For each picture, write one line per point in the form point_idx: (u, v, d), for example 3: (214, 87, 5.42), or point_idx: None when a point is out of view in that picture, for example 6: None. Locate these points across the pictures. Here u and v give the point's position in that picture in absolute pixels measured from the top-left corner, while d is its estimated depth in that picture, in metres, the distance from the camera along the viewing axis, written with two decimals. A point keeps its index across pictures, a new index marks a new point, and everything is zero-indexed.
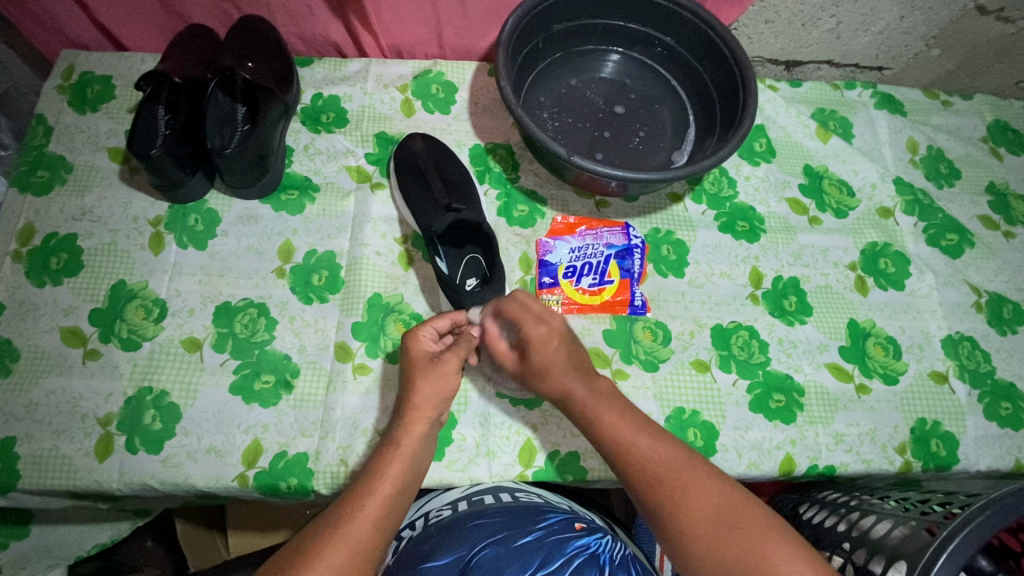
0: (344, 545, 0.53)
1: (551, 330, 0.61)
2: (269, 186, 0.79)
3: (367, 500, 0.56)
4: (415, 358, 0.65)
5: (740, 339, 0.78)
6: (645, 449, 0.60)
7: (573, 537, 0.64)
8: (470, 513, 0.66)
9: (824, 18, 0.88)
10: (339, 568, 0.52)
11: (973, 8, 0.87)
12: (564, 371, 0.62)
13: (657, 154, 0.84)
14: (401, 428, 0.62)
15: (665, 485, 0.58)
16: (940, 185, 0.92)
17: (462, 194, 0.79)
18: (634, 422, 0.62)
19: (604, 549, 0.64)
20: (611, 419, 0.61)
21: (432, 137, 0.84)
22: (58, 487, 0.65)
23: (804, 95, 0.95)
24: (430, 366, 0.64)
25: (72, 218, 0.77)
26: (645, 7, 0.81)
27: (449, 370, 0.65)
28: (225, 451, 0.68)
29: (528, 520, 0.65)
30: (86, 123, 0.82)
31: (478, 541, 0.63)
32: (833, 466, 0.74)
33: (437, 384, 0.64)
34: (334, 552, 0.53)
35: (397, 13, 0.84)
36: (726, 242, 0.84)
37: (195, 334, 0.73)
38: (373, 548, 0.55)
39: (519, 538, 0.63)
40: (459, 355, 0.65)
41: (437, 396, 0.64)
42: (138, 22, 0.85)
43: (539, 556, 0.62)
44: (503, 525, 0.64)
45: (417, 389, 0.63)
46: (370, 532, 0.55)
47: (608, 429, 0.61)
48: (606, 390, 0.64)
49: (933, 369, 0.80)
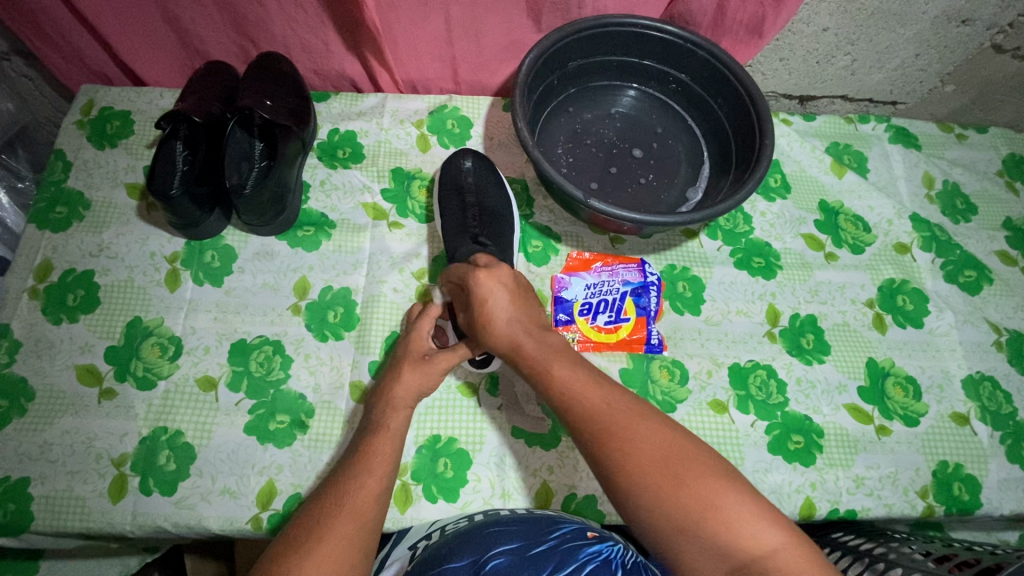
0: (351, 519, 0.54)
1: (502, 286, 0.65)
2: (286, 223, 0.79)
3: (366, 478, 0.57)
4: (411, 349, 0.67)
5: (758, 378, 0.78)
6: (594, 402, 0.57)
7: (585, 544, 0.59)
8: (486, 522, 0.63)
9: (839, 56, 0.88)
10: (348, 536, 0.53)
11: (989, 46, 0.88)
12: (512, 308, 0.64)
13: (670, 191, 0.84)
14: (384, 413, 0.62)
15: (616, 436, 0.55)
16: (957, 220, 0.92)
17: (494, 229, 0.77)
18: (582, 375, 0.60)
19: (616, 555, 0.59)
20: (564, 371, 0.60)
21: (483, 156, 0.83)
22: (72, 529, 0.65)
23: (818, 129, 0.95)
24: (421, 362, 0.66)
25: (90, 254, 0.77)
26: (660, 45, 0.81)
27: (435, 369, 0.65)
28: (239, 492, 0.67)
29: (542, 531, 0.61)
30: (105, 158, 0.83)
31: (493, 545, 0.59)
32: (854, 510, 0.72)
33: (422, 379, 0.65)
34: (343, 526, 0.53)
35: (413, 50, 0.85)
36: (742, 278, 0.84)
37: (210, 372, 0.73)
38: (376, 520, 0.56)
39: (533, 547, 0.59)
40: (443, 361, 0.65)
41: (419, 391, 0.65)
42: (158, 59, 0.87)
43: (551, 564, 0.57)
44: (520, 534, 0.60)
45: (397, 387, 0.64)
46: (372, 502, 0.56)
47: (556, 377, 0.60)
48: (556, 346, 0.63)
49: (954, 411, 0.79)
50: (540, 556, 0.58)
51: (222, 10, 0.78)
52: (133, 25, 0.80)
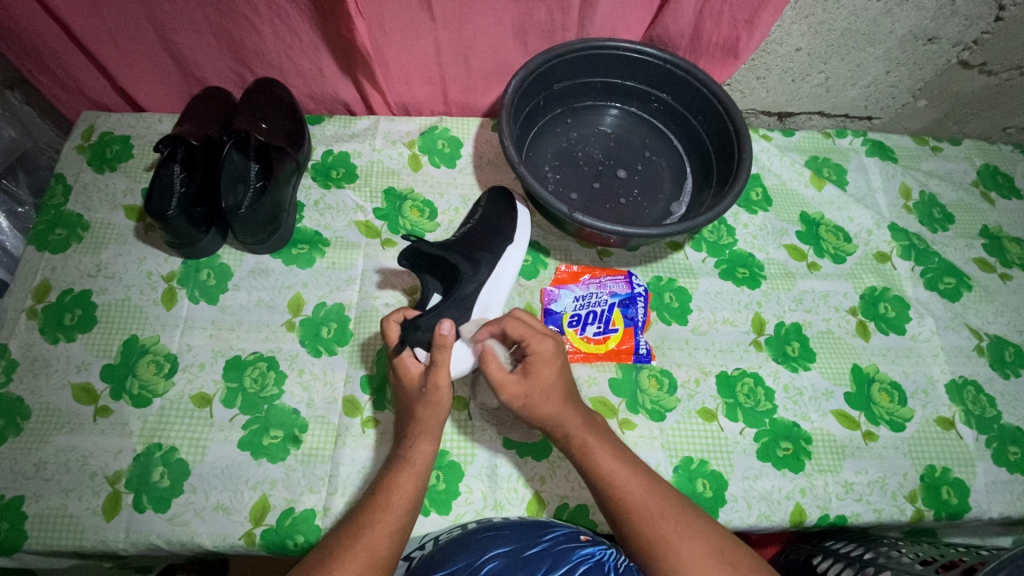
0: (366, 551, 0.55)
1: (556, 350, 0.65)
2: (281, 241, 0.81)
3: (385, 511, 0.59)
4: (408, 387, 0.66)
5: (746, 386, 0.79)
6: (639, 492, 0.60)
7: (577, 547, 0.60)
8: (480, 527, 0.63)
9: (813, 74, 0.92)
10: (359, 570, 0.53)
11: (957, 63, 0.92)
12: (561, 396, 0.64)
13: (655, 206, 0.87)
14: (412, 446, 0.64)
15: (668, 526, 0.58)
16: (934, 229, 0.94)
17: (484, 241, 0.77)
18: (627, 465, 0.62)
19: (609, 559, 0.59)
20: (609, 457, 0.62)
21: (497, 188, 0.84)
22: (64, 548, 0.65)
23: (797, 144, 0.99)
24: (421, 397, 0.65)
25: (87, 275, 0.79)
26: (641, 66, 0.85)
27: (439, 398, 0.64)
28: (232, 508, 0.67)
29: (534, 534, 0.62)
30: (104, 181, 0.85)
31: (487, 549, 0.60)
32: (844, 516, 0.73)
33: (432, 411, 0.65)
34: (355, 561, 0.54)
35: (404, 74, 0.88)
36: (727, 288, 0.86)
37: (205, 389, 0.74)
38: (391, 552, 0.57)
39: (526, 549, 0.60)
40: (444, 377, 0.64)
41: (439, 420, 0.65)
42: (157, 86, 0.90)
43: (546, 564, 0.58)
44: (513, 538, 0.61)
45: (418, 417, 0.65)
46: (387, 539, 0.57)
47: (603, 470, 0.61)
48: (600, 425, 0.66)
49: (939, 415, 0.80)
50: (533, 557, 0.59)
51: (219, 39, 0.82)
52: (133, 54, 0.83)
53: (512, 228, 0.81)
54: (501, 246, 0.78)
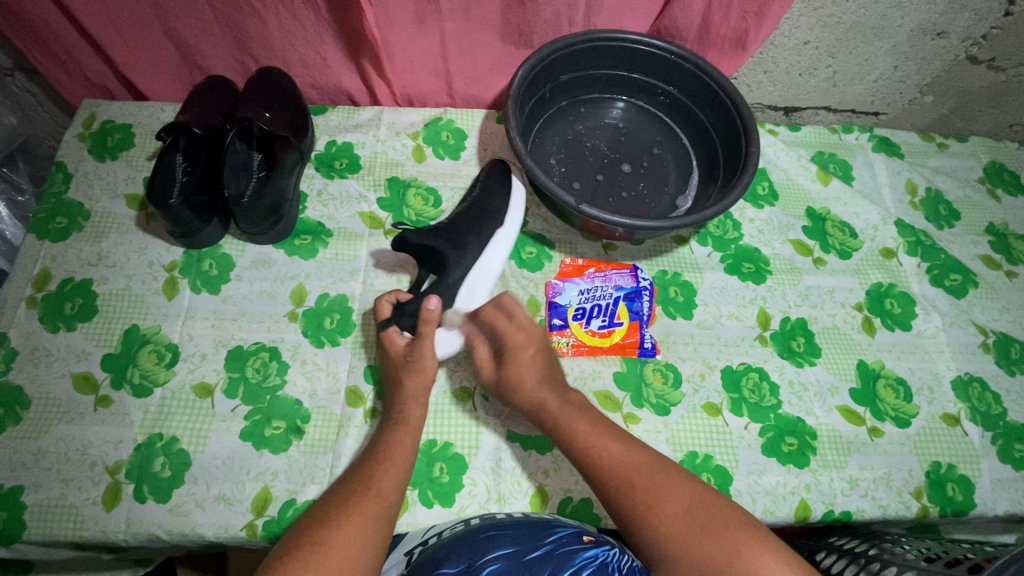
0: (375, 499, 0.58)
1: (527, 337, 0.69)
2: (283, 232, 0.80)
3: (390, 464, 0.61)
4: (394, 359, 0.69)
5: (751, 381, 0.79)
6: (616, 456, 0.62)
7: (580, 549, 0.58)
8: (483, 526, 0.63)
9: (820, 69, 0.91)
10: (371, 517, 0.56)
11: (965, 58, 0.91)
12: (536, 379, 0.68)
13: (661, 199, 0.86)
14: (404, 402, 0.66)
15: (644, 486, 0.60)
16: (940, 226, 0.94)
17: (475, 224, 0.77)
18: (603, 432, 0.65)
19: (612, 560, 0.58)
20: (584, 428, 0.65)
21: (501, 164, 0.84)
22: (64, 538, 0.64)
23: (803, 139, 0.98)
24: (406, 365, 0.68)
25: (88, 263, 0.78)
26: (648, 58, 0.84)
27: (425, 366, 0.67)
28: (234, 499, 0.67)
29: (537, 536, 0.61)
30: (105, 170, 0.84)
31: (489, 549, 0.59)
32: (849, 511, 0.73)
33: (418, 378, 0.67)
34: (367, 507, 0.57)
35: (409, 64, 0.88)
36: (732, 283, 0.85)
37: (206, 379, 0.73)
38: (396, 500, 0.59)
39: (529, 552, 0.58)
40: (431, 347, 0.68)
41: (426, 385, 0.67)
42: (160, 74, 0.89)
43: (549, 568, 0.56)
44: (517, 540, 0.60)
45: (404, 384, 0.67)
46: (394, 488, 0.60)
47: (580, 439, 0.64)
48: (577, 403, 0.68)
49: (945, 412, 0.80)
50: (536, 561, 0.57)
51: (223, 26, 0.81)
52: (136, 41, 0.83)
53: (505, 209, 0.80)
54: (491, 229, 0.78)
